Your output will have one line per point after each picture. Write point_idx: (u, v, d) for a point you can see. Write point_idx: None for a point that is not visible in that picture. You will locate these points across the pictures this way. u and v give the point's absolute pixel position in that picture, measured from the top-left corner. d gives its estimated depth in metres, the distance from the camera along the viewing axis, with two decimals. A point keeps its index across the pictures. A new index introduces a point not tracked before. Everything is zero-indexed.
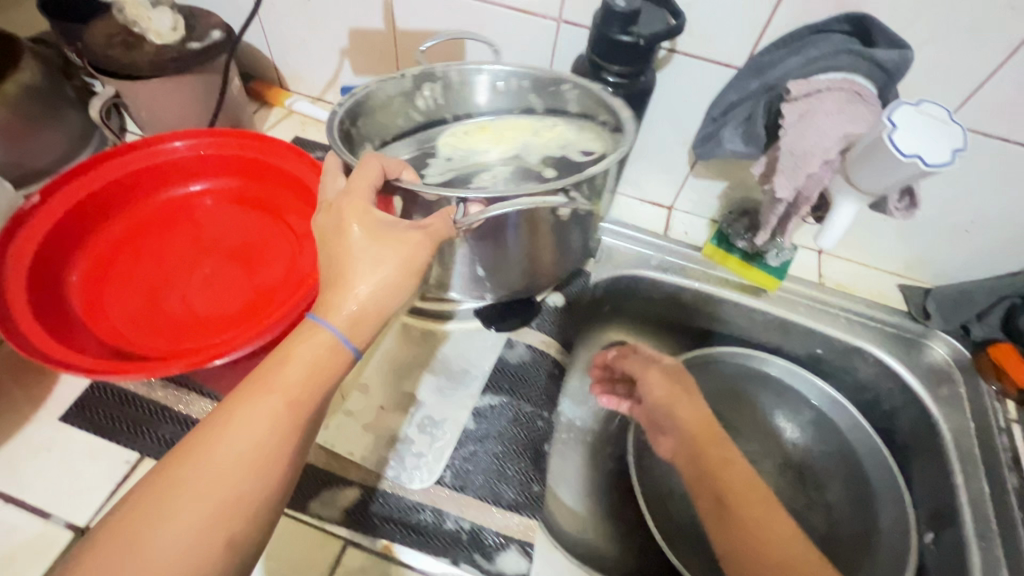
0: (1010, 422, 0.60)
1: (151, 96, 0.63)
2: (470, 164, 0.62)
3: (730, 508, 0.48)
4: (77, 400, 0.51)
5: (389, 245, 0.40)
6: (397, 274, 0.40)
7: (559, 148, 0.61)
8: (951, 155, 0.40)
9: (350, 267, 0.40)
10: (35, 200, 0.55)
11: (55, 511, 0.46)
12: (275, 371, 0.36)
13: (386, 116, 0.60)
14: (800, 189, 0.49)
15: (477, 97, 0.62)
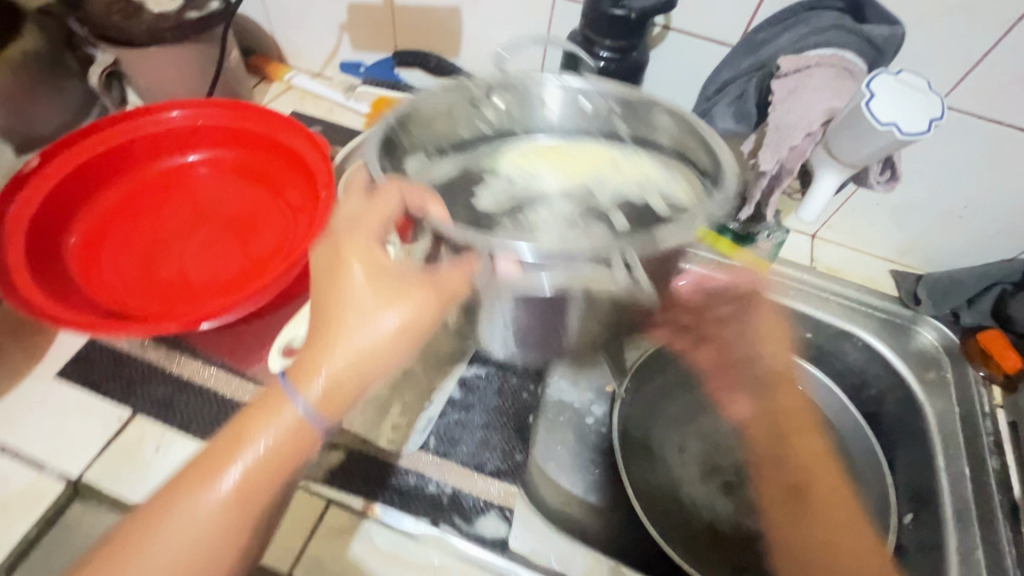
0: (995, 407, 0.61)
1: (151, 65, 0.64)
2: (532, 192, 0.59)
3: (808, 486, 0.57)
4: (72, 358, 0.52)
5: (382, 305, 0.39)
6: (388, 336, 0.39)
7: (636, 189, 0.57)
8: (925, 126, 0.42)
9: (338, 322, 0.39)
10: (35, 163, 0.55)
11: (48, 462, 0.47)
12: (256, 424, 0.38)
13: (445, 127, 0.56)
14: (782, 162, 0.49)
15: (551, 112, 0.58)
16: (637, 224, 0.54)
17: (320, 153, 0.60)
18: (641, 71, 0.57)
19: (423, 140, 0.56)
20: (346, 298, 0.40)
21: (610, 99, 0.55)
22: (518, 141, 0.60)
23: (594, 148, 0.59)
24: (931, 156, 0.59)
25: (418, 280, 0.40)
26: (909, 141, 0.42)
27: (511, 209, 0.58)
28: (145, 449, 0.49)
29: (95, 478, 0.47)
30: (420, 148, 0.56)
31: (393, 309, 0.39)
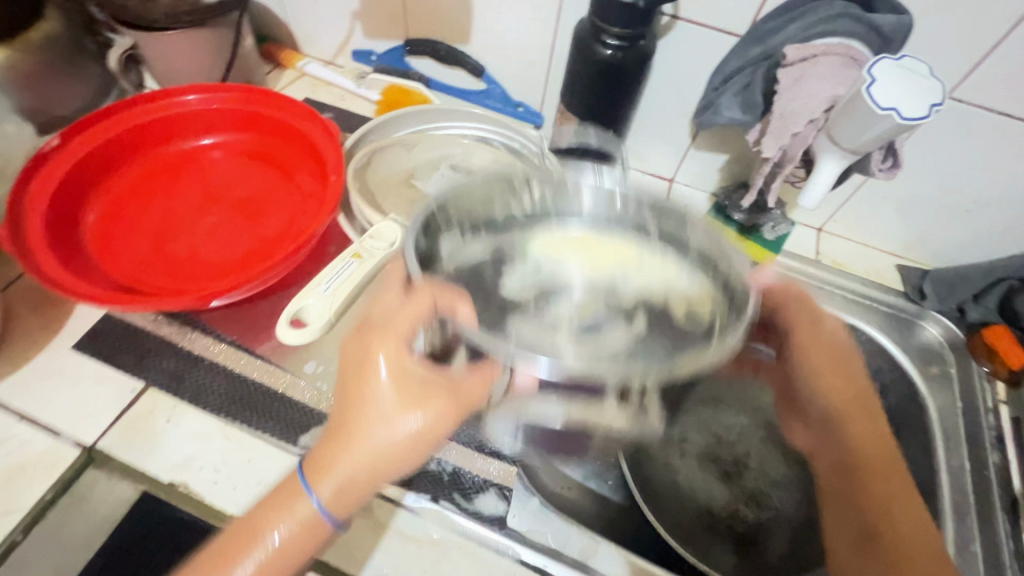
0: (998, 403, 0.61)
1: (167, 48, 0.65)
2: (559, 281, 0.56)
3: (862, 482, 0.51)
4: (88, 330, 0.54)
5: (398, 413, 0.39)
6: (403, 443, 0.39)
7: (661, 289, 0.55)
8: (927, 111, 0.42)
9: (361, 421, 0.39)
10: (54, 143, 0.57)
11: (64, 430, 0.49)
12: (268, 519, 0.39)
13: (478, 207, 0.54)
14: (785, 148, 0.50)
15: (586, 207, 0.56)
16: (664, 334, 0.52)
17: (331, 138, 0.61)
18: (648, 60, 0.58)
19: (461, 220, 0.52)
20: (368, 398, 0.39)
21: (646, 201, 0.53)
22: (552, 227, 0.57)
23: (627, 243, 0.57)
24: (939, 151, 0.59)
25: (442, 390, 0.39)
26: (911, 125, 0.42)
27: (536, 297, 0.54)
28: (158, 420, 0.50)
29: (109, 446, 0.49)
30: (456, 226, 0.52)
31: (413, 416, 0.38)
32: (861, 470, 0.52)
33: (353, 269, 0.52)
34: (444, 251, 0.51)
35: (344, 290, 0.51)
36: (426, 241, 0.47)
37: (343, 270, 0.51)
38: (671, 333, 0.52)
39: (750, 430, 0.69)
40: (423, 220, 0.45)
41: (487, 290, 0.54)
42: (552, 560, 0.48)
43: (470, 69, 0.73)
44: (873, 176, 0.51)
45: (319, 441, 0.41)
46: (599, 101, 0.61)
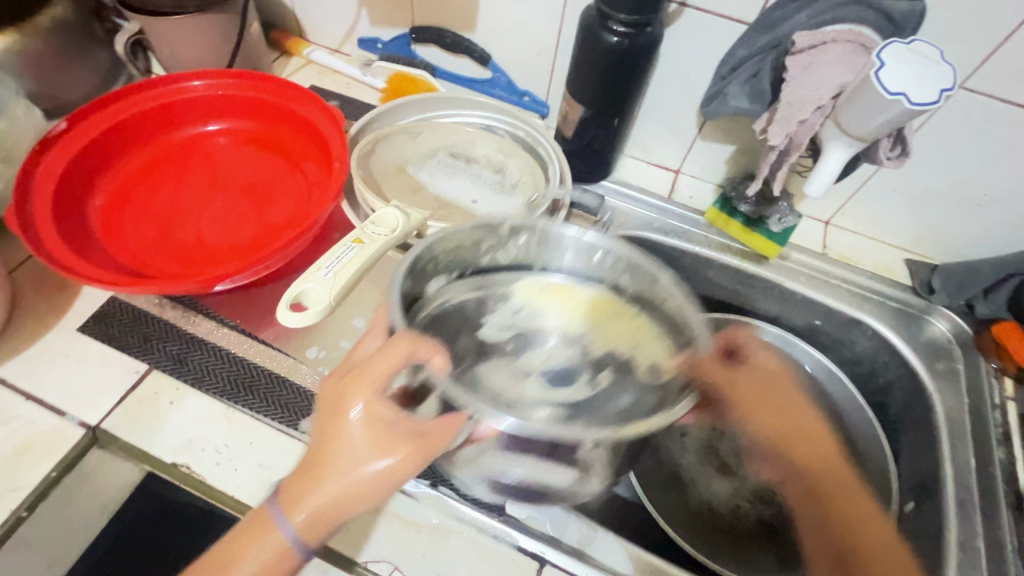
0: (1005, 399, 0.60)
1: (173, 33, 0.65)
2: (534, 325, 0.56)
3: (827, 509, 0.55)
4: (94, 313, 0.54)
5: (368, 456, 0.39)
6: (368, 483, 0.39)
7: (628, 348, 0.55)
8: (937, 95, 0.41)
9: (332, 460, 0.39)
10: (60, 126, 0.56)
11: (69, 410, 0.49)
12: (233, 556, 0.39)
13: (460, 255, 0.52)
14: (792, 135, 0.49)
15: (565, 261, 0.55)
16: (622, 386, 0.54)
17: (336, 126, 0.61)
18: (655, 48, 0.57)
19: (444, 266, 0.52)
20: (342, 437, 0.40)
21: (624, 258, 0.52)
22: (530, 275, 0.56)
23: (602, 297, 0.56)
24: (949, 142, 0.58)
25: (410, 434, 0.39)
26: (921, 110, 0.42)
27: (511, 344, 0.55)
28: (161, 402, 0.51)
29: (113, 427, 0.49)
30: (442, 272, 0.52)
31: (382, 458, 0.39)
32: (828, 498, 0.55)
33: (355, 254, 0.50)
34: (424, 296, 0.51)
35: (346, 274, 0.49)
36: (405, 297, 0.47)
37: (345, 255, 0.50)
38: (632, 389, 0.53)
39: None
40: (405, 273, 0.45)
41: (457, 337, 0.53)
42: (550, 547, 0.48)
43: (476, 58, 0.72)
44: (881, 165, 0.50)
45: (289, 476, 0.41)
46: (605, 89, 0.60)
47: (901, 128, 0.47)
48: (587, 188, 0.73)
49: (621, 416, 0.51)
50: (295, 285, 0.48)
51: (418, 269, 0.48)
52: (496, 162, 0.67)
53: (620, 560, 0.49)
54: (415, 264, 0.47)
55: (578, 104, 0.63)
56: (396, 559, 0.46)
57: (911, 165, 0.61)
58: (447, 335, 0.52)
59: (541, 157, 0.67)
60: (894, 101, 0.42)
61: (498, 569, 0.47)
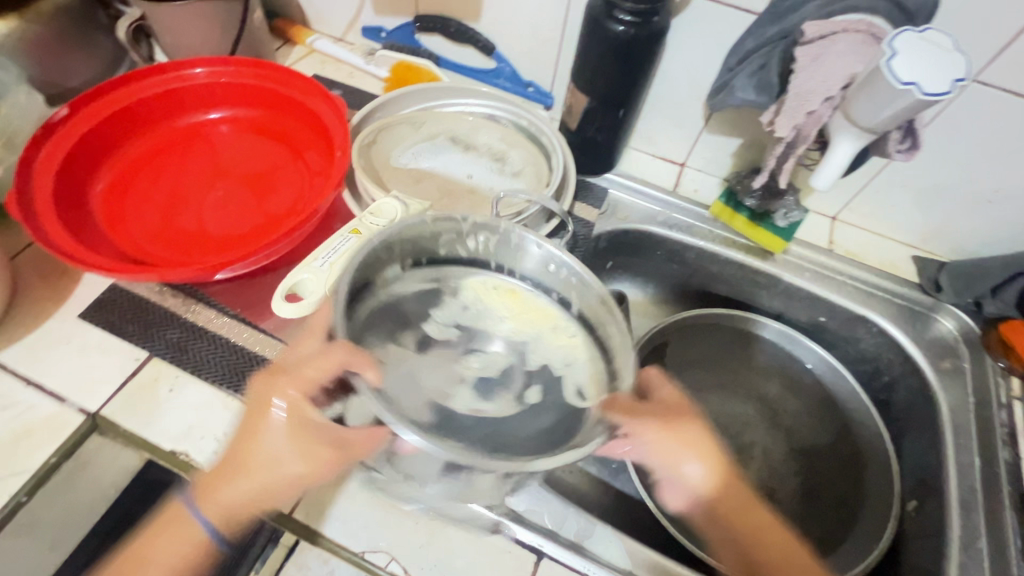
0: (1012, 399, 0.59)
1: (176, 20, 0.65)
2: (477, 326, 0.54)
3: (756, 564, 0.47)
4: (94, 300, 0.54)
5: (286, 457, 0.41)
6: (283, 480, 0.42)
7: (562, 366, 0.53)
8: (949, 85, 0.40)
9: (254, 457, 0.42)
10: (63, 113, 0.56)
11: (69, 396, 0.50)
12: (157, 541, 0.43)
13: (420, 244, 0.51)
14: (800, 127, 0.49)
15: (522, 266, 0.53)
16: (548, 408, 0.50)
17: (338, 114, 0.60)
18: (662, 38, 0.56)
19: (402, 253, 0.51)
20: (262, 437, 0.42)
21: (576, 277, 0.50)
22: (486, 273, 0.54)
23: (550, 310, 0.53)
24: (961, 137, 0.57)
25: (324, 440, 0.41)
26: (933, 100, 0.41)
27: (451, 341, 0.53)
28: (161, 389, 0.51)
29: (112, 413, 0.49)
30: (396, 258, 0.50)
31: (298, 459, 0.41)
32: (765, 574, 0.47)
33: (350, 245, 0.50)
34: (370, 283, 0.49)
35: (337, 265, 0.49)
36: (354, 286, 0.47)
37: (341, 245, 0.50)
38: (557, 411, 0.50)
39: (755, 420, 0.69)
40: (364, 258, 0.46)
41: (392, 333, 0.51)
42: (547, 540, 0.48)
43: (481, 48, 0.72)
44: (891, 158, 0.49)
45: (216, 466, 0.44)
46: (611, 79, 0.59)
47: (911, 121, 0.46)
48: (591, 181, 0.72)
49: (535, 438, 0.48)
50: (290, 275, 0.48)
51: (371, 260, 0.48)
52: (497, 151, 0.66)
53: (617, 554, 0.49)
54: (369, 256, 0.47)
55: (583, 95, 0.62)
56: (393, 550, 0.46)
57: (922, 159, 0.60)
58: (378, 326, 0.50)
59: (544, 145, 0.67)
60: (905, 92, 0.41)
61: (495, 561, 0.47)
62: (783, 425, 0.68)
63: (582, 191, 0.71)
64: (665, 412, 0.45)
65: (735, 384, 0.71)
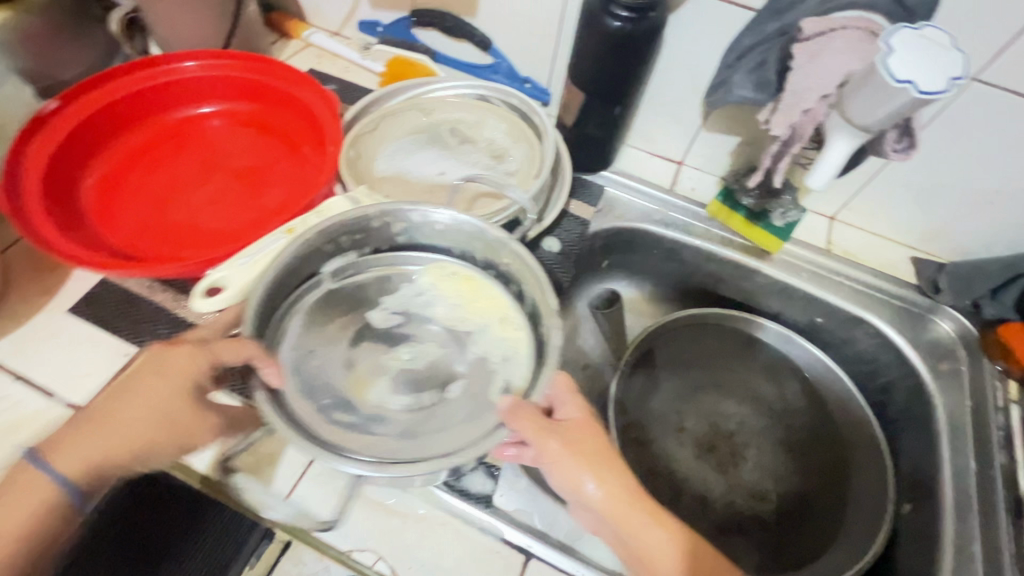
0: (1009, 402, 0.58)
1: (168, 12, 0.64)
2: (420, 313, 0.53)
3: None
4: (84, 295, 0.54)
5: (158, 412, 0.44)
6: (147, 435, 0.44)
7: (500, 360, 0.50)
8: (947, 83, 0.39)
9: (124, 411, 0.44)
10: (53, 106, 0.56)
11: (57, 391, 0.49)
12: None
13: (377, 232, 0.52)
14: (795, 126, 0.49)
15: (477, 255, 0.53)
16: (468, 398, 0.48)
17: (330, 106, 0.60)
18: (659, 34, 0.55)
19: (356, 244, 0.52)
20: (133, 392, 0.44)
21: (525, 267, 0.49)
22: (445, 262, 0.54)
23: (502, 300, 0.53)
24: (961, 136, 0.56)
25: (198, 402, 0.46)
26: (930, 99, 0.40)
27: (389, 329, 0.52)
28: None
29: None
30: (349, 249, 0.52)
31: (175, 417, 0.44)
32: None
33: (280, 244, 0.49)
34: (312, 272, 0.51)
35: (264, 263, 0.48)
36: (287, 271, 0.48)
37: (269, 245, 0.49)
38: (476, 402, 0.47)
39: (749, 421, 0.68)
40: (297, 248, 0.48)
41: (326, 321, 0.51)
42: (536, 541, 0.47)
43: (478, 43, 0.71)
44: (888, 158, 0.48)
45: (73, 419, 0.44)
46: (608, 75, 0.58)
47: (907, 119, 0.45)
48: (587, 178, 0.72)
49: (462, 427, 0.46)
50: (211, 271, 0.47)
51: (310, 249, 0.49)
52: (499, 147, 0.65)
53: (606, 555, 0.48)
54: (307, 247, 0.48)
55: (579, 91, 0.61)
56: (381, 548, 0.46)
57: (920, 159, 0.59)
58: (317, 316, 0.51)
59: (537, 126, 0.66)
60: (901, 89, 0.40)
61: (484, 561, 0.46)
62: (778, 426, 0.68)
63: (579, 188, 0.71)
64: (564, 426, 0.45)
65: (731, 385, 0.70)
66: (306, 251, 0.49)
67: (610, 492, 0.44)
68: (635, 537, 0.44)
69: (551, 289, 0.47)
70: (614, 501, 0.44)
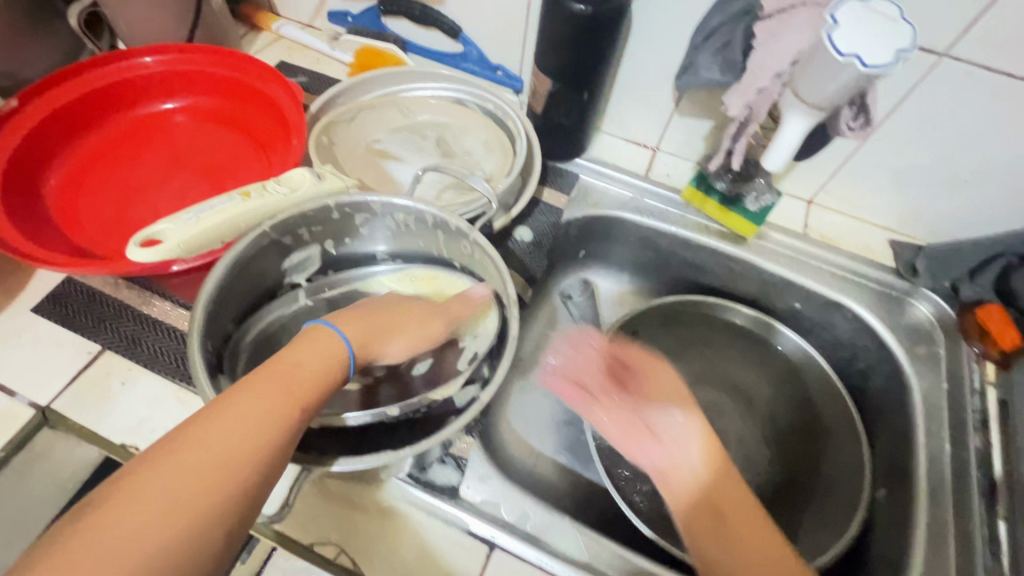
0: (985, 384, 0.58)
1: (127, 6, 0.63)
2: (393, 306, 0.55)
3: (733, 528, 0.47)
4: (48, 294, 0.54)
5: (333, 350, 0.42)
6: (291, 389, 0.37)
7: (468, 339, 0.53)
8: (892, 57, 0.38)
9: (267, 371, 0.38)
10: (13, 105, 0.55)
11: (20, 391, 0.49)
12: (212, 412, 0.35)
13: (340, 229, 0.52)
14: (751, 106, 0.49)
15: (443, 248, 0.54)
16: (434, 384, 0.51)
17: (294, 99, 0.59)
18: (624, 15, 0.54)
19: (317, 238, 0.52)
20: (333, 324, 0.45)
21: (487, 256, 0.49)
22: (407, 257, 0.56)
23: (466, 287, 0.55)
24: (932, 114, 0.55)
25: (389, 344, 0.47)
26: (876, 73, 0.39)
27: None
28: (113, 382, 0.50)
29: (63, 408, 0.49)
30: (311, 243, 0.52)
31: (346, 342, 0.44)
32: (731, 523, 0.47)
33: (233, 206, 0.45)
34: (282, 280, 0.53)
35: (211, 223, 0.44)
36: (246, 265, 0.48)
37: (221, 204, 0.45)
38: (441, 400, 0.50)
39: (727, 410, 0.67)
40: (252, 245, 0.46)
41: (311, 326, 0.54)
42: (500, 532, 0.47)
43: (447, 31, 0.70)
44: (843, 136, 0.48)
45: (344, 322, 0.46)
46: (573, 60, 0.57)
47: (859, 95, 0.45)
48: (562, 167, 0.71)
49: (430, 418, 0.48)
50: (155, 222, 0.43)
51: (266, 245, 0.48)
52: (466, 149, 0.64)
53: (574, 547, 0.48)
54: (263, 241, 0.47)
55: (545, 77, 0.60)
56: (343, 541, 0.45)
57: (893, 138, 0.58)
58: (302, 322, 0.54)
59: (505, 115, 0.65)
60: (846, 64, 0.39)
61: (448, 553, 0.46)
62: (757, 415, 0.67)
63: (553, 176, 0.70)
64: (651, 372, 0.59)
65: (706, 373, 0.70)
66: (269, 247, 0.48)
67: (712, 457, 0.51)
68: (707, 502, 0.48)
69: (511, 278, 0.47)
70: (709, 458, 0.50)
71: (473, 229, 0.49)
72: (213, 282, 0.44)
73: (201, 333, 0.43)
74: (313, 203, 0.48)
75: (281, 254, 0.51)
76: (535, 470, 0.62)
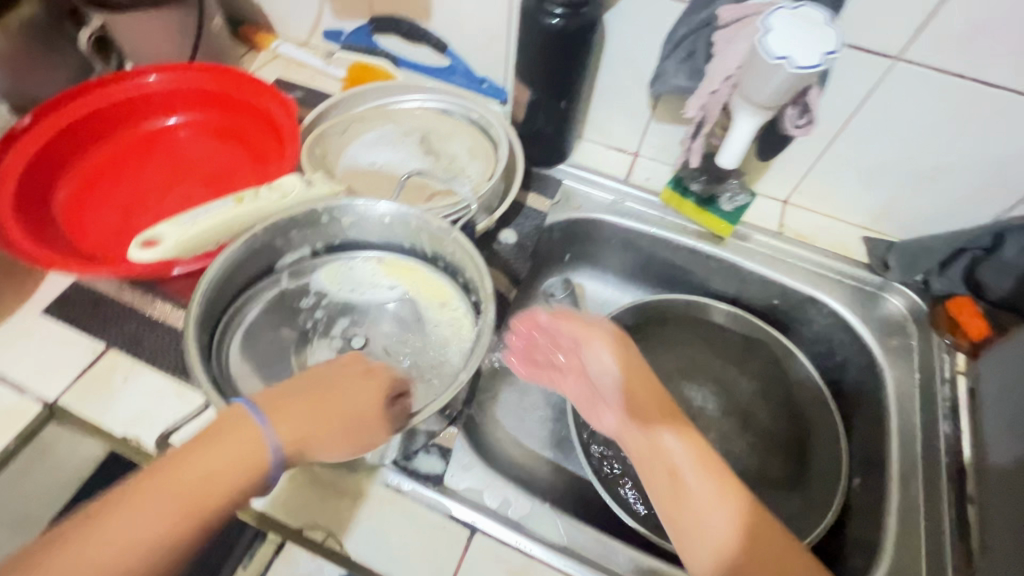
0: (956, 373, 0.60)
1: (133, 30, 0.67)
2: (377, 298, 0.58)
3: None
4: (57, 297, 0.57)
5: (253, 458, 0.35)
6: (181, 514, 0.33)
7: (445, 337, 0.55)
8: (819, 58, 0.42)
9: (166, 476, 0.33)
10: (25, 122, 0.59)
11: (29, 387, 0.52)
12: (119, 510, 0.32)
13: (330, 230, 0.55)
14: (706, 108, 0.52)
15: (427, 247, 0.56)
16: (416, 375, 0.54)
17: (287, 112, 0.62)
18: (596, 28, 0.57)
19: (307, 238, 0.55)
20: (265, 422, 0.37)
21: (469, 256, 0.52)
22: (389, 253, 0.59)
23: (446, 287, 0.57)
24: (894, 114, 0.57)
25: (331, 447, 0.40)
26: (806, 73, 0.43)
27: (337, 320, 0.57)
28: (116, 378, 0.53)
29: (69, 402, 0.52)
30: (303, 244, 0.55)
31: (275, 451, 0.36)
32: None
33: (226, 211, 0.49)
34: (271, 271, 0.55)
35: (206, 226, 0.48)
36: (239, 263, 0.51)
37: (215, 209, 0.49)
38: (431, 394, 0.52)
39: (709, 405, 0.69)
40: (247, 244, 0.50)
41: (292, 309, 0.57)
42: (481, 517, 0.49)
43: (434, 46, 0.73)
44: (791, 134, 0.51)
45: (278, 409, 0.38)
46: (549, 71, 0.60)
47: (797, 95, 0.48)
48: (545, 172, 0.74)
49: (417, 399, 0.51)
50: (154, 225, 0.47)
51: (260, 245, 0.52)
52: (452, 157, 0.67)
53: (554, 532, 0.50)
54: (258, 241, 0.51)
55: (525, 86, 0.63)
56: (331, 526, 0.48)
57: (857, 139, 0.61)
58: (281, 307, 0.56)
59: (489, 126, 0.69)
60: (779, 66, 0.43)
61: (431, 537, 0.48)
62: (739, 411, 0.69)
63: (537, 181, 0.73)
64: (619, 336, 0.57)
65: (690, 369, 0.72)
66: (265, 244, 0.52)
67: (685, 435, 0.47)
68: (703, 516, 0.42)
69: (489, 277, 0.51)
70: (709, 483, 0.44)
71: (456, 231, 0.52)
72: (208, 281, 0.48)
73: (197, 326, 0.47)
74: (305, 206, 0.51)
75: (275, 252, 0.54)
76: (522, 462, 0.64)
